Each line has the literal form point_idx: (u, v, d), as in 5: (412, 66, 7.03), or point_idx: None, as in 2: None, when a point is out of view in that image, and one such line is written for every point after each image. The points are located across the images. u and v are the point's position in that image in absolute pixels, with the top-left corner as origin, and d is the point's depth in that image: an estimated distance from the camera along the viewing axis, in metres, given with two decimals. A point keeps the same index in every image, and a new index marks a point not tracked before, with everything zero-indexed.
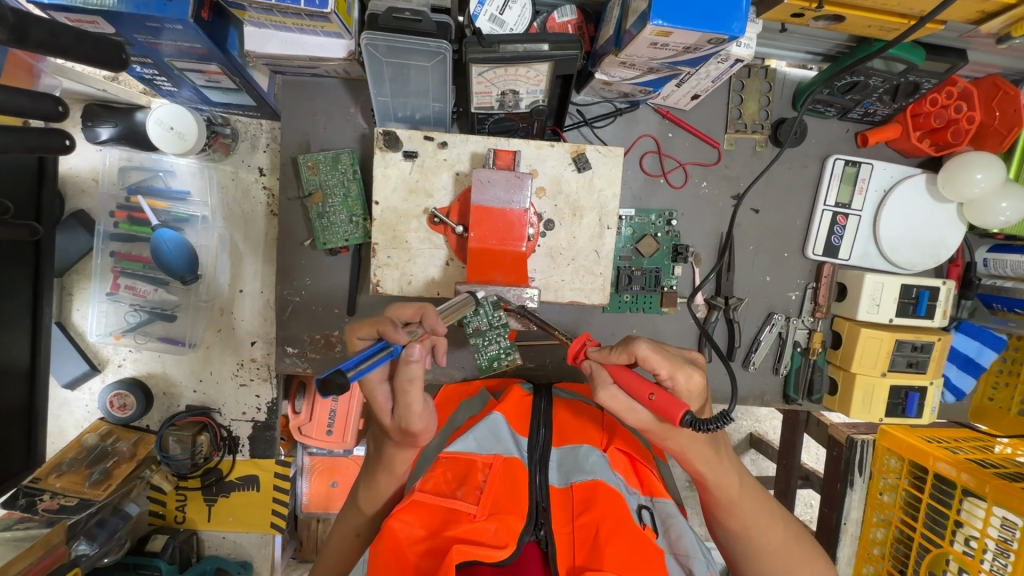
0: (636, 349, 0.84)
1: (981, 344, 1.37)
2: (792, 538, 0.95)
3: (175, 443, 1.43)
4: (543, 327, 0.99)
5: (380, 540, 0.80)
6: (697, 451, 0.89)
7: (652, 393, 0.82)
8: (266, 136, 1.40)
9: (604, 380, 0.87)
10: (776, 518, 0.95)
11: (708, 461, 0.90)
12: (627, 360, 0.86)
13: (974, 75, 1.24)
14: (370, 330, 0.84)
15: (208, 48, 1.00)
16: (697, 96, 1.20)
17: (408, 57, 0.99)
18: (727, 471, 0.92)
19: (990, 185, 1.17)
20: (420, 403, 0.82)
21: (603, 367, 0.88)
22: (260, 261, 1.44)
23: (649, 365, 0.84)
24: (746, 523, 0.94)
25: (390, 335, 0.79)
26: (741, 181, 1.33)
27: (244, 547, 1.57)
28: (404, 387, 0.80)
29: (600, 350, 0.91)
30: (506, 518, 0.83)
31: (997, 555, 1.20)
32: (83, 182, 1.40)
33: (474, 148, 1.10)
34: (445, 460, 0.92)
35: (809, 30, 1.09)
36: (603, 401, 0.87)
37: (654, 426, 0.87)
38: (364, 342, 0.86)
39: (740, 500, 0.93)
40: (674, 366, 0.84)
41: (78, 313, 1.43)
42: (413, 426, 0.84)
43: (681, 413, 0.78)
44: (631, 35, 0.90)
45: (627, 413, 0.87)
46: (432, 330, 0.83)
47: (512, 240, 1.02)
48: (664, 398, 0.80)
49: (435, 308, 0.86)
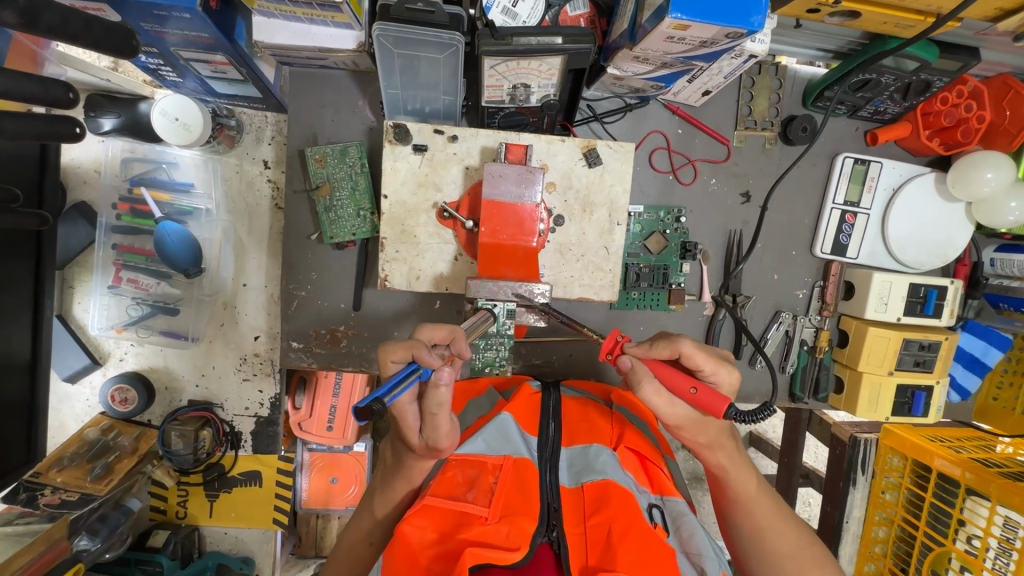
0: (680, 345, 0.87)
1: (987, 344, 1.36)
2: (805, 542, 0.94)
3: (178, 438, 1.38)
4: (567, 325, 0.98)
5: (392, 547, 0.79)
6: (722, 446, 0.91)
7: (694, 387, 0.83)
8: (271, 129, 1.39)
9: (647, 375, 0.84)
10: (791, 522, 0.95)
11: (730, 455, 0.92)
12: (669, 355, 0.89)
13: (984, 74, 1.23)
14: (404, 353, 0.80)
15: (216, 38, 0.98)
16: (708, 92, 1.20)
17: (419, 49, 0.97)
18: (745, 468, 0.94)
19: (1000, 185, 1.17)
20: (448, 424, 0.82)
21: (643, 363, 0.87)
22: (264, 255, 1.42)
23: (692, 362, 0.87)
24: (758, 522, 0.94)
25: (424, 358, 0.78)
26: (749, 178, 1.32)
27: (246, 543, 1.55)
28: (432, 413, 0.79)
29: (639, 346, 0.91)
30: (519, 520, 0.82)
31: (999, 554, 1.22)
32: (84, 173, 1.38)
33: (485, 142, 1.09)
34: (455, 463, 0.91)
35: (823, 26, 1.09)
36: (645, 398, 0.84)
37: (688, 422, 0.86)
38: (395, 366, 0.81)
39: (756, 498, 0.94)
40: (716, 363, 0.87)
41: (79, 306, 1.41)
42: (441, 444, 0.84)
43: (726, 408, 0.80)
44: (646, 30, 0.89)
45: (664, 406, 0.85)
46: (458, 355, 0.84)
47: (523, 235, 1.01)
48: (707, 391, 0.82)
49: (463, 330, 0.87)
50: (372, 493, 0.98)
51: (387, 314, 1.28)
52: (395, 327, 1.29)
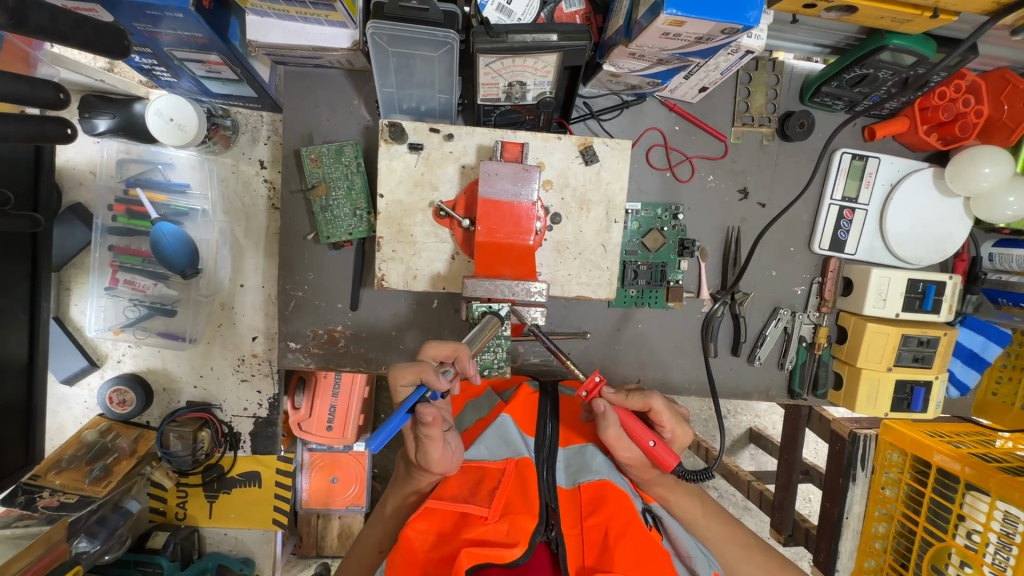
0: (653, 401, 0.95)
1: (986, 338, 1.37)
2: (772, 565, 0.98)
3: (176, 439, 1.38)
4: (552, 352, 0.97)
5: (395, 553, 0.79)
6: (664, 480, 0.97)
7: (653, 441, 0.90)
8: (267, 128, 1.38)
9: (612, 421, 0.91)
10: (755, 548, 0.99)
11: (669, 487, 0.98)
12: (640, 408, 0.95)
13: (982, 68, 1.22)
14: (413, 377, 0.82)
15: (209, 37, 0.98)
16: (704, 88, 1.19)
17: (413, 47, 0.97)
18: (688, 498, 0.98)
19: (998, 179, 1.17)
20: (440, 450, 0.85)
21: (614, 409, 0.92)
22: (261, 256, 1.42)
23: (657, 417, 0.97)
24: (718, 548, 0.98)
25: (432, 382, 0.81)
26: (747, 175, 1.32)
27: (246, 543, 1.55)
28: (421, 436, 0.83)
29: (614, 393, 0.94)
30: (518, 518, 0.81)
31: (999, 549, 1.20)
32: (80, 175, 1.37)
33: (481, 140, 1.08)
34: (461, 471, 0.91)
35: (820, 21, 1.08)
36: (607, 438, 0.92)
37: (641, 464, 0.94)
38: (404, 388, 0.84)
39: (709, 523, 0.98)
40: (675, 421, 0.98)
41: (76, 308, 1.41)
42: (434, 468, 0.87)
43: (675, 463, 0.89)
44: (641, 26, 0.89)
45: (621, 449, 0.92)
46: (462, 374, 0.86)
47: (520, 234, 1.00)
48: (663, 448, 0.89)
49: (467, 346, 0.88)
50: (385, 499, 0.99)
51: (386, 316, 1.28)
52: (394, 328, 1.29)
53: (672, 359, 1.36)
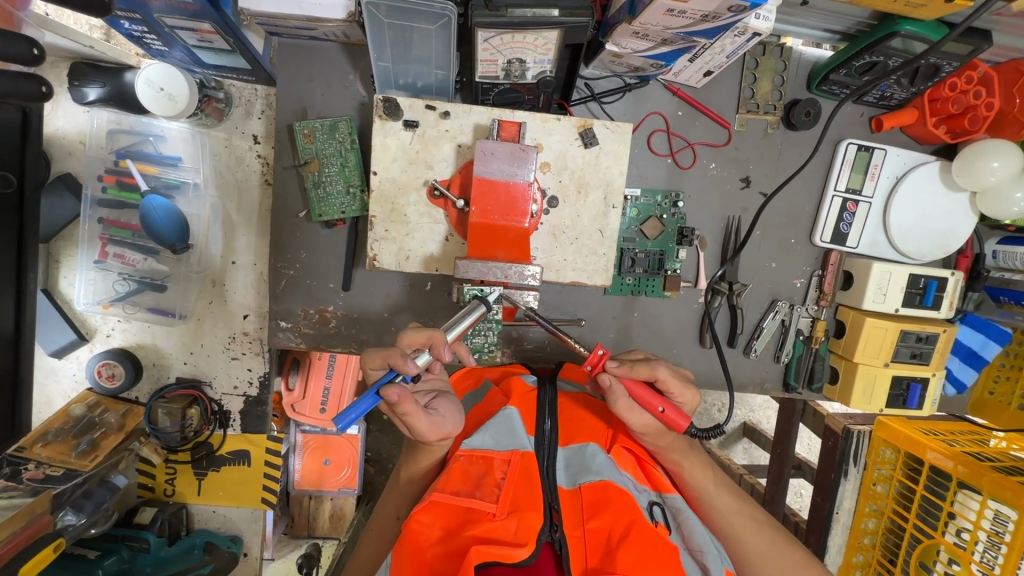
0: (658, 371, 0.93)
1: (986, 337, 1.35)
2: (780, 539, 0.97)
3: (164, 416, 1.37)
4: (551, 333, 0.95)
5: (401, 543, 0.79)
6: (676, 447, 0.97)
7: (662, 407, 0.89)
8: (261, 102, 1.35)
9: (620, 394, 0.90)
10: (763, 524, 0.98)
11: (683, 454, 0.98)
12: (645, 378, 0.93)
13: (996, 60, 1.19)
14: (381, 362, 0.83)
15: (199, 4, 0.95)
16: (709, 73, 1.17)
17: (410, 19, 0.94)
18: (700, 464, 1.00)
19: (1006, 174, 1.14)
20: (425, 421, 0.86)
21: (621, 381, 0.92)
22: (254, 233, 1.40)
23: (664, 386, 0.94)
24: (728, 519, 0.98)
25: (401, 365, 0.81)
26: (750, 164, 1.30)
27: (234, 522, 1.54)
28: (399, 414, 0.83)
29: (619, 365, 0.92)
30: (528, 516, 0.81)
31: (988, 547, 1.18)
32: (70, 145, 1.34)
33: (478, 119, 1.06)
34: (463, 457, 0.89)
35: (831, 4, 1.04)
36: (618, 411, 0.92)
37: (656, 430, 0.93)
38: (376, 373, 0.85)
39: (719, 494, 0.99)
40: (682, 386, 0.95)
41: (65, 280, 1.39)
42: (429, 437, 0.88)
43: (686, 424, 0.89)
44: (645, 2, 0.85)
45: (633, 418, 0.92)
46: (438, 359, 0.84)
47: (515, 216, 0.97)
48: (673, 412, 0.89)
49: (444, 332, 0.86)
50: (399, 469, 1.00)
51: (378, 298, 1.26)
52: (387, 312, 1.27)
53: (667, 349, 1.35)
